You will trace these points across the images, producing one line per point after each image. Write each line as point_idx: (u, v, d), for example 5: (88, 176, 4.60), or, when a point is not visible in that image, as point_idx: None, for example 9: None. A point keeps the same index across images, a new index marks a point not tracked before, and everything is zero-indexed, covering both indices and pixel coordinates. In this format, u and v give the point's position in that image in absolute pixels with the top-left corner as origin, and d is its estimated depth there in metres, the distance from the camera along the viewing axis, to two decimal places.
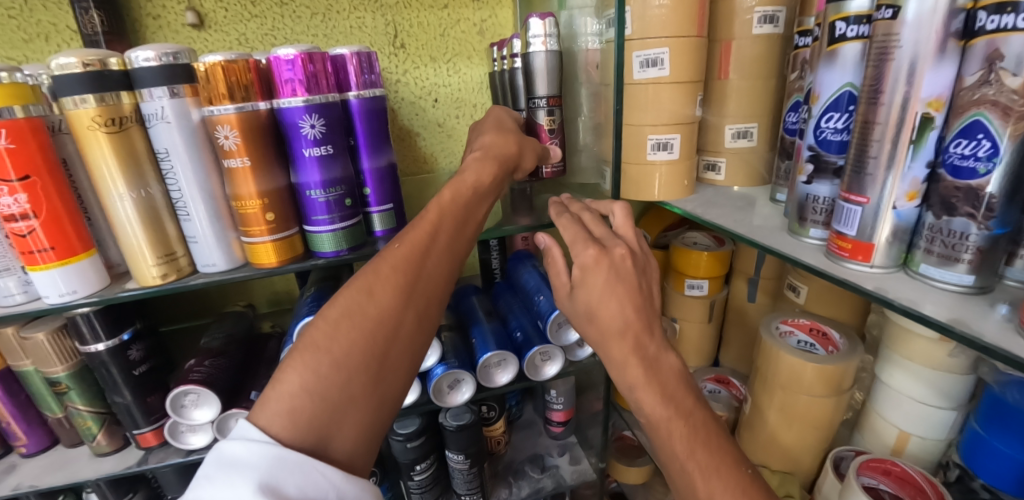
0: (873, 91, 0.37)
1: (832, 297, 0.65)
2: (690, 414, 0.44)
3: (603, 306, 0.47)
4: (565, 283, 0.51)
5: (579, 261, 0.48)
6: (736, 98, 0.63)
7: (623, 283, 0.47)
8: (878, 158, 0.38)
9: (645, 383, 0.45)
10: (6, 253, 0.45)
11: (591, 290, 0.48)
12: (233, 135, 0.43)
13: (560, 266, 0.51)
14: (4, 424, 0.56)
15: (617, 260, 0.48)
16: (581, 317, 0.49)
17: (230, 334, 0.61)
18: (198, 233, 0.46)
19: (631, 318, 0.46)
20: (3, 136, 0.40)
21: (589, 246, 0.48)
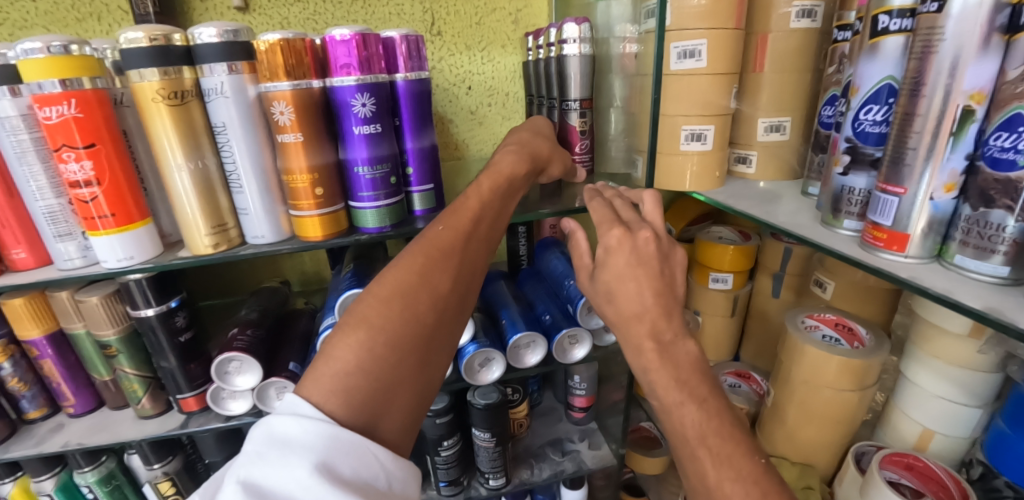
0: (915, 83, 0.38)
1: (859, 293, 0.65)
2: (705, 399, 0.43)
3: (622, 287, 0.48)
4: (587, 265, 0.53)
5: (604, 241, 0.50)
6: (770, 91, 0.63)
7: (640, 267, 0.48)
8: (917, 149, 0.39)
9: (660, 365, 0.45)
10: (69, 219, 0.48)
11: (613, 271, 0.49)
12: (288, 111, 0.44)
13: (583, 248, 0.53)
14: (55, 384, 0.59)
15: (640, 242, 0.49)
16: (600, 297, 0.50)
17: (267, 308, 0.63)
18: (249, 206, 0.48)
19: (649, 303, 0.47)
20: (72, 106, 0.43)
21: (615, 226, 0.50)
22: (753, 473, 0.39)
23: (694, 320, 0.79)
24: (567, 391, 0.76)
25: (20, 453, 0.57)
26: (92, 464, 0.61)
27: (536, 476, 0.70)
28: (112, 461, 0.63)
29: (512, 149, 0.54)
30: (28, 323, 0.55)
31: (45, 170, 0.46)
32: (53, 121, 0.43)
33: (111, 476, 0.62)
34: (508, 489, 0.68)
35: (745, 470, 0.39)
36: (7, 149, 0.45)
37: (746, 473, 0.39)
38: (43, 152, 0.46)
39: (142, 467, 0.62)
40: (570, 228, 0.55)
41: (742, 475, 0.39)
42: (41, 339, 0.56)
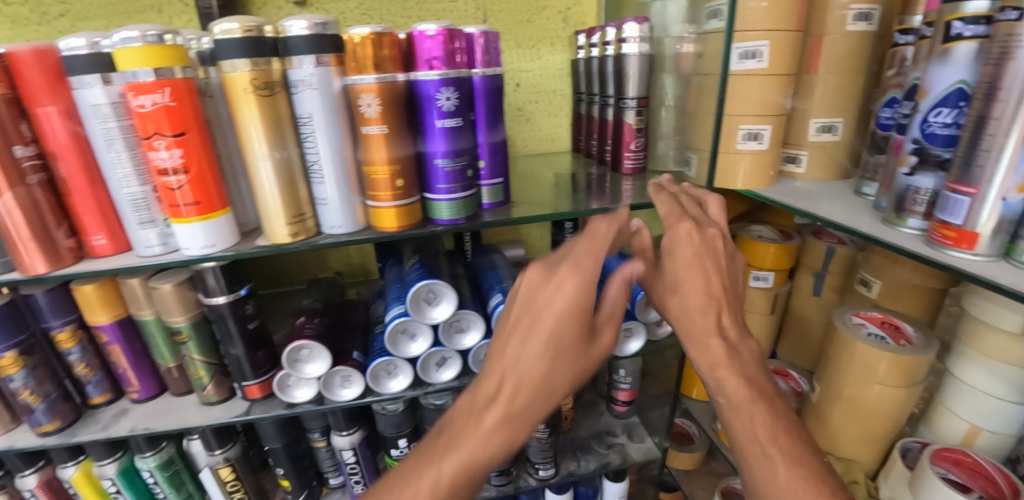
0: (991, 88, 0.39)
1: (906, 292, 0.66)
2: (772, 400, 0.47)
3: (688, 277, 0.49)
4: (648, 258, 0.52)
5: (672, 233, 0.50)
6: (824, 92, 0.64)
7: (704, 258, 0.49)
8: (989, 151, 0.40)
9: (727, 363, 0.48)
10: (152, 206, 0.49)
11: (673, 265, 0.50)
12: (375, 104, 0.45)
13: (646, 242, 0.53)
14: (121, 369, 0.60)
15: (709, 238, 0.50)
16: (663, 290, 0.51)
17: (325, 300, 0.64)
18: (329, 196, 0.49)
19: (715, 293, 0.49)
20: (166, 94, 0.44)
21: (684, 220, 0.50)
22: (827, 485, 0.42)
23: None
24: (610, 385, 0.77)
25: (88, 437, 0.58)
26: (154, 450, 0.62)
27: (583, 468, 0.72)
28: (171, 448, 0.63)
29: (543, 319, 0.44)
30: (97, 309, 0.56)
31: (131, 158, 0.47)
32: (146, 109, 0.43)
33: (171, 461, 0.63)
34: (556, 480, 0.70)
35: (813, 473, 0.43)
36: (97, 137, 0.46)
37: (814, 474, 0.43)
38: (130, 140, 0.47)
39: (203, 452, 0.63)
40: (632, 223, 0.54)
41: (813, 475, 0.42)
42: (109, 325, 0.57)
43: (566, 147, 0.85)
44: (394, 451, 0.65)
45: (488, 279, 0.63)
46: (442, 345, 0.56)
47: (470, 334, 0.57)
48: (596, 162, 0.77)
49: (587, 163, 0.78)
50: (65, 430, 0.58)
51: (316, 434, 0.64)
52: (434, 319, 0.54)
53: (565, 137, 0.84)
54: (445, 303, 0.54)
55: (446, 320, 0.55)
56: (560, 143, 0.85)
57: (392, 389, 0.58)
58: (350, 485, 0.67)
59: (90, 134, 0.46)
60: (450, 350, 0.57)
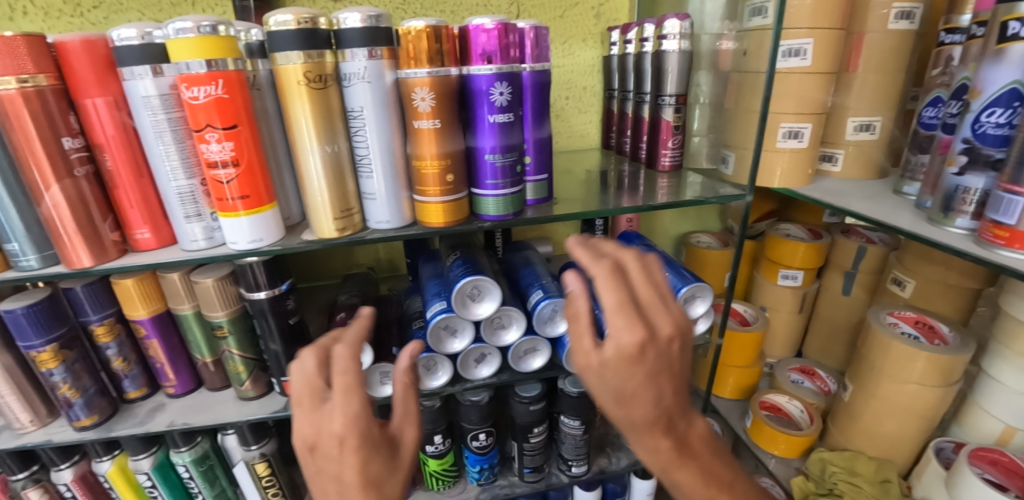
0: None
1: (941, 291, 0.66)
2: (730, 486, 0.48)
3: (639, 395, 0.41)
4: (587, 346, 0.42)
5: (617, 339, 0.39)
6: (862, 91, 0.64)
7: (653, 372, 0.40)
8: None
9: (679, 465, 0.45)
10: (199, 200, 0.49)
11: (612, 376, 0.41)
12: (428, 97, 0.45)
13: (582, 320, 0.42)
14: (158, 364, 0.60)
15: (663, 343, 0.41)
16: (607, 398, 0.42)
17: (362, 294, 0.64)
18: (377, 191, 0.49)
19: (664, 405, 0.42)
20: (219, 86, 0.43)
21: (636, 327, 0.39)
22: None
23: (761, 316, 0.81)
24: None
25: (127, 432, 0.59)
26: (189, 445, 0.63)
27: (615, 465, 0.72)
28: (206, 442, 0.64)
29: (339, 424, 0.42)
30: (136, 304, 0.56)
31: (179, 151, 0.47)
32: (199, 100, 0.43)
33: (206, 456, 0.64)
34: (588, 476, 0.70)
35: None
36: (145, 128, 0.46)
37: None
38: (178, 133, 0.46)
39: (239, 448, 0.63)
40: (567, 282, 0.44)
41: None
42: (147, 319, 0.57)
43: (595, 144, 0.85)
44: (429, 447, 0.66)
45: (525, 277, 0.62)
46: (484, 342, 0.57)
47: (510, 331, 0.57)
48: (628, 159, 0.76)
49: (618, 160, 0.78)
50: (102, 424, 0.59)
51: None
52: (478, 315, 0.54)
53: (595, 134, 0.84)
54: (489, 300, 0.54)
55: (489, 317, 0.55)
56: (590, 140, 0.85)
57: (433, 385, 0.58)
58: None
59: (139, 125, 0.46)
60: (491, 346, 0.57)
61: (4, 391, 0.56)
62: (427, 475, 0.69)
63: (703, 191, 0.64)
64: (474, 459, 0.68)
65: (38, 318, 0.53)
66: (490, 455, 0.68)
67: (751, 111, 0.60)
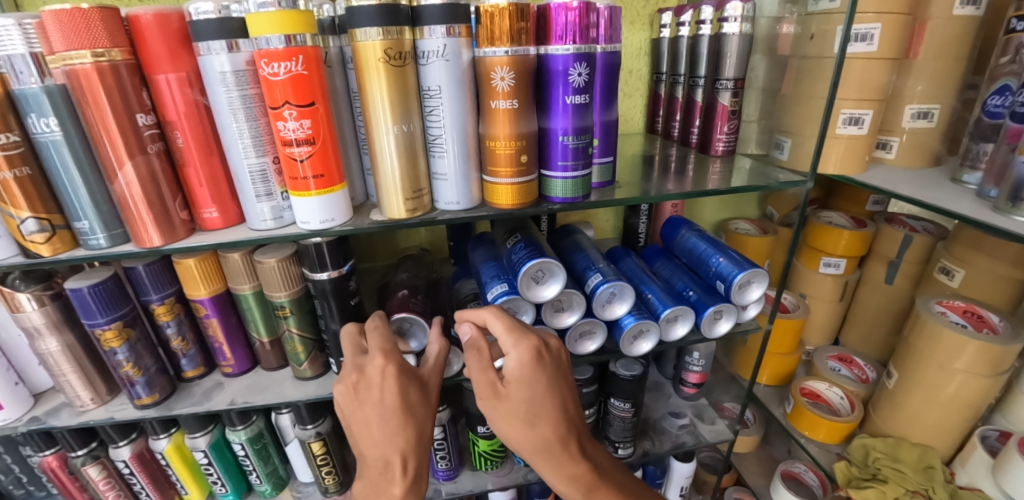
0: None
1: (992, 281, 0.66)
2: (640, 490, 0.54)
3: (547, 406, 0.49)
4: (492, 378, 0.49)
5: (517, 355, 0.48)
6: (923, 78, 0.64)
7: (548, 380, 0.49)
8: None
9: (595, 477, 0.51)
10: (269, 179, 0.49)
11: (518, 396, 0.48)
12: (507, 77, 0.44)
13: (486, 360, 0.50)
14: (217, 344, 0.62)
15: (554, 352, 0.51)
16: (520, 421, 0.48)
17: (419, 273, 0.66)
18: (448, 171, 0.49)
19: (571, 417, 0.50)
20: (298, 63, 0.43)
21: (529, 339, 0.49)
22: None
23: (802, 304, 0.82)
24: (680, 367, 0.77)
25: (187, 410, 0.61)
26: (245, 424, 0.66)
27: (659, 448, 0.76)
28: (260, 421, 0.68)
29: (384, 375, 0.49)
30: (199, 284, 0.57)
31: (252, 129, 0.47)
32: (279, 77, 0.43)
33: (260, 435, 0.68)
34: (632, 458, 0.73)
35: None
36: (220, 105, 0.46)
37: None
38: (252, 111, 0.46)
39: (293, 426, 0.66)
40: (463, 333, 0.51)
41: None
42: (208, 299, 0.58)
43: (639, 129, 0.84)
44: (480, 428, 0.67)
45: (579, 261, 0.62)
46: (543, 323, 0.57)
47: (569, 314, 0.57)
48: (675, 144, 0.75)
49: (664, 145, 0.77)
50: (163, 402, 0.61)
51: None
52: (543, 297, 0.54)
53: (639, 118, 0.83)
54: (553, 282, 0.54)
55: (552, 299, 0.55)
56: (633, 125, 0.84)
57: None
58: (433, 459, 0.70)
59: (214, 102, 0.46)
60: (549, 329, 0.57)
61: (66, 369, 0.57)
62: (476, 455, 0.71)
63: (757, 177, 0.64)
64: None
65: (104, 296, 0.53)
66: None
67: (813, 96, 0.60)
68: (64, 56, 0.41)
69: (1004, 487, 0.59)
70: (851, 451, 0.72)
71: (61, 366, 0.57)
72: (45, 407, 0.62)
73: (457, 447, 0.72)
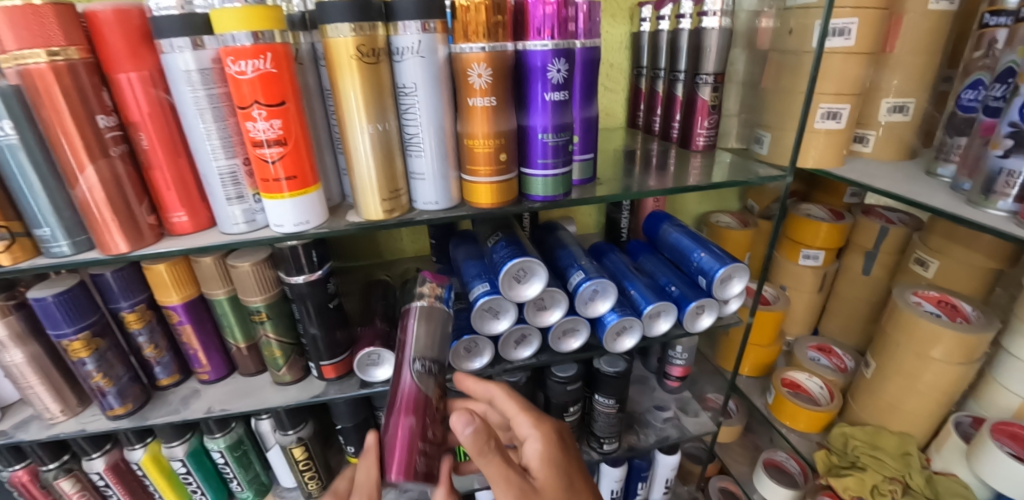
0: None
1: (965, 271, 0.68)
2: None
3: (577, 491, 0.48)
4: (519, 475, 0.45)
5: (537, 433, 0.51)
6: (899, 72, 0.64)
7: (574, 462, 0.51)
8: None
9: None
10: (240, 181, 0.47)
11: (551, 486, 0.47)
12: (485, 74, 0.43)
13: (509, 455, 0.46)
14: (191, 350, 0.60)
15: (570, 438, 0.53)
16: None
17: (437, 312, 0.51)
18: (426, 170, 0.47)
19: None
20: (267, 60, 0.41)
21: (545, 420, 0.53)
22: None
23: (782, 295, 0.83)
24: (664, 361, 0.78)
25: (162, 419, 0.59)
26: (223, 431, 0.65)
27: (643, 442, 0.76)
28: (240, 428, 0.66)
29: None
30: (170, 290, 0.55)
31: (220, 129, 0.45)
32: (247, 75, 0.41)
33: (239, 442, 0.67)
34: (617, 454, 0.73)
35: None
36: (186, 105, 0.44)
37: None
38: (219, 110, 0.45)
39: (274, 432, 0.65)
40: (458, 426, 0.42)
41: None
42: (180, 305, 0.56)
43: (621, 123, 0.84)
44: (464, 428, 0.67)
45: (561, 258, 0.62)
46: (525, 322, 0.56)
47: (552, 312, 0.57)
48: (656, 138, 0.75)
49: (645, 139, 0.77)
50: (137, 412, 0.60)
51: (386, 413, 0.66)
52: (525, 296, 0.53)
53: (620, 112, 0.83)
54: (536, 281, 0.53)
55: (534, 298, 0.54)
56: (615, 119, 0.83)
57: (474, 367, 0.58)
58: None
59: (179, 101, 0.44)
60: (532, 327, 0.57)
61: (33, 381, 0.55)
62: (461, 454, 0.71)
63: (737, 171, 0.64)
64: None
65: (69, 305, 0.51)
66: None
67: (792, 91, 0.60)
68: (15, 55, 0.39)
69: (977, 473, 0.61)
70: (831, 440, 0.74)
71: (26, 378, 0.55)
72: (12, 421, 0.60)
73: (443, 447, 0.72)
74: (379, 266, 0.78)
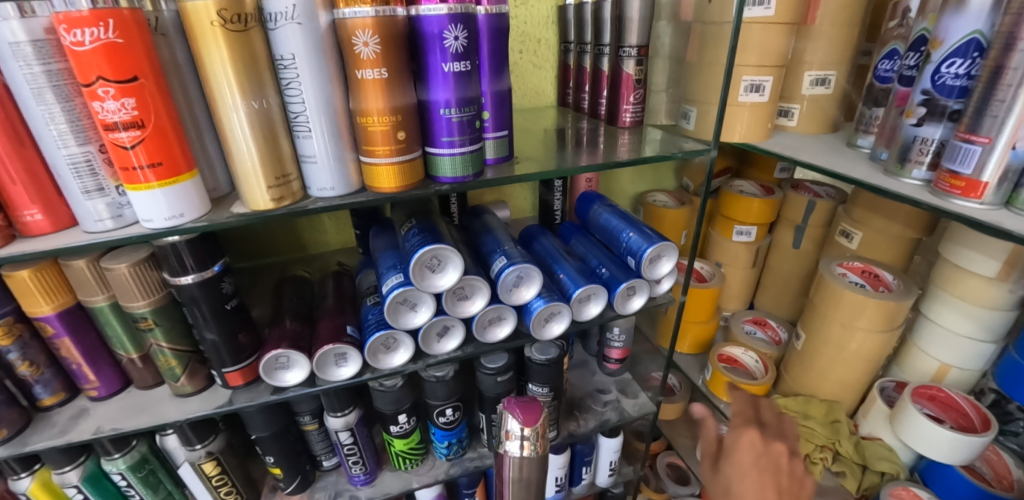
0: (1010, 38, 0.40)
1: (885, 241, 0.69)
2: None
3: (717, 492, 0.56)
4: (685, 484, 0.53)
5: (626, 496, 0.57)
6: (819, 44, 0.64)
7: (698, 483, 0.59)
8: (1004, 101, 0.40)
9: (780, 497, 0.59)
10: (99, 171, 0.41)
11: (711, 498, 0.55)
12: (372, 42, 0.39)
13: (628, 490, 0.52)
14: (74, 365, 0.53)
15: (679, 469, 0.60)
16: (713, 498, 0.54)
17: (529, 468, 0.43)
18: (317, 152, 0.43)
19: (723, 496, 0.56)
20: (110, 28, 0.35)
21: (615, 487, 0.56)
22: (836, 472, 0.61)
23: (717, 272, 0.83)
24: (603, 344, 0.77)
25: (44, 444, 0.52)
26: (123, 450, 0.58)
27: (584, 428, 0.75)
28: (143, 446, 0.60)
29: None
30: (38, 299, 0.48)
31: (65, 112, 0.39)
32: (86, 47, 0.35)
33: (144, 461, 0.61)
34: (557, 442, 0.71)
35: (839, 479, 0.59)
36: (18, 84, 0.37)
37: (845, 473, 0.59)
38: (62, 89, 0.38)
39: (182, 447, 0.60)
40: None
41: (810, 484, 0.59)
42: (54, 316, 0.50)
43: (552, 102, 0.81)
44: (393, 427, 0.64)
45: (485, 244, 0.58)
46: (446, 314, 0.53)
47: (474, 302, 0.54)
48: (586, 116, 0.72)
49: (576, 118, 0.74)
50: (14, 438, 0.52)
51: (308, 417, 0.62)
52: (440, 287, 0.50)
53: (551, 91, 0.79)
54: (451, 270, 0.50)
55: (452, 288, 0.51)
56: (545, 98, 0.80)
57: (393, 363, 0.55)
58: (346, 465, 0.66)
59: (8, 78, 0.37)
60: (454, 318, 0.54)
61: None
62: (393, 455, 0.67)
63: (665, 147, 0.62)
64: (441, 435, 0.66)
65: None
66: (458, 429, 0.67)
67: (715, 63, 0.58)
68: None
69: (901, 436, 0.62)
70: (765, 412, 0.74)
71: None
72: None
73: (374, 449, 0.68)
74: (299, 260, 0.73)
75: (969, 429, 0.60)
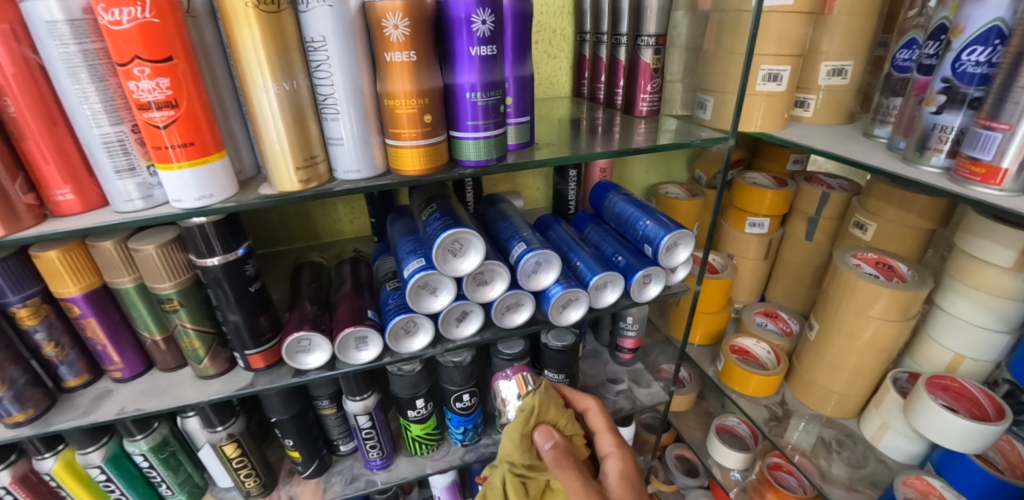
0: None
1: (898, 232, 0.70)
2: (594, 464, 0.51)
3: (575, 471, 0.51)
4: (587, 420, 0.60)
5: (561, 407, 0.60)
6: (836, 34, 0.64)
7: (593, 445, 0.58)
8: None
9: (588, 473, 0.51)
10: (130, 150, 0.42)
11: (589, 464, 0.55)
12: (401, 25, 0.39)
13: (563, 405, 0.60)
14: (99, 346, 0.54)
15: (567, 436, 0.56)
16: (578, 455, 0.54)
17: None
18: (344, 134, 0.43)
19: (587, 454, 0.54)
20: (146, 8, 0.36)
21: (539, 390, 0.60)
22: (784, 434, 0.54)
23: (729, 263, 0.83)
24: (615, 333, 0.77)
25: (68, 424, 0.53)
26: (145, 432, 0.59)
27: None
28: (164, 428, 0.61)
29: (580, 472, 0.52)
30: (66, 279, 0.49)
31: (99, 91, 0.39)
32: (122, 26, 0.36)
33: (165, 443, 0.61)
34: None
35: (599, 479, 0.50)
36: (53, 62, 0.38)
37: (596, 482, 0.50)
38: (96, 69, 0.39)
39: (202, 429, 0.61)
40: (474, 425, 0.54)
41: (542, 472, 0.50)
42: (81, 296, 0.50)
43: (566, 92, 0.81)
44: (410, 412, 0.64)
45: (503, 231, 0.59)
46: (465, 298, 0.54)
47: (493, 287, 0.54)
48: (601, 106, 0.73)
49: (590, 108, 0.74)
50: (39, 418, 0.53)
51: (326, 402, 0.63)
52: (461, 271, 0.51)
53: (565, 81, 0.80)
54: (472, 254, 0.51)
55: (472, 272, 0.52)
56: (560, 88, 0.80)
57: (413, 347, 0.55)
58: (363, 450, 0.66)
59: (46, 57, 0.37)
60: (473, 303, 0.54)
61: None
62: (409, 441, 0.68)
63: (681, 136, 0.62)
64: (457, 421, 0.67)
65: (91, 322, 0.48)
66: (474, 415, 0.68)
67: (734, 52, 0.59)
68: None
69: (914, 424, 0.62)
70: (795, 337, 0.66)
71: None
72: None
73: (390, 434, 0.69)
74: (315, 248, 0.74)
75: (983, 419, 0.60)
